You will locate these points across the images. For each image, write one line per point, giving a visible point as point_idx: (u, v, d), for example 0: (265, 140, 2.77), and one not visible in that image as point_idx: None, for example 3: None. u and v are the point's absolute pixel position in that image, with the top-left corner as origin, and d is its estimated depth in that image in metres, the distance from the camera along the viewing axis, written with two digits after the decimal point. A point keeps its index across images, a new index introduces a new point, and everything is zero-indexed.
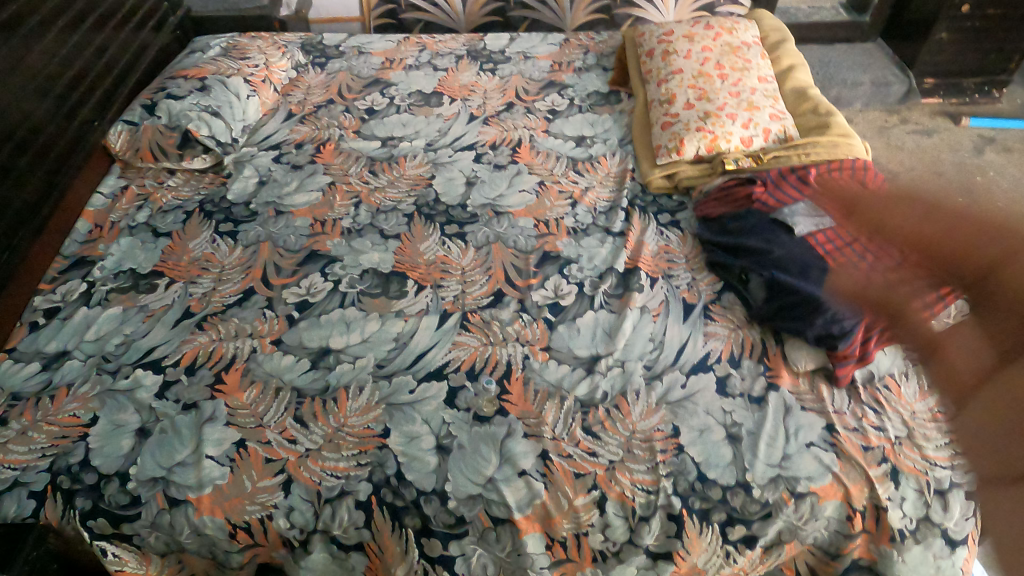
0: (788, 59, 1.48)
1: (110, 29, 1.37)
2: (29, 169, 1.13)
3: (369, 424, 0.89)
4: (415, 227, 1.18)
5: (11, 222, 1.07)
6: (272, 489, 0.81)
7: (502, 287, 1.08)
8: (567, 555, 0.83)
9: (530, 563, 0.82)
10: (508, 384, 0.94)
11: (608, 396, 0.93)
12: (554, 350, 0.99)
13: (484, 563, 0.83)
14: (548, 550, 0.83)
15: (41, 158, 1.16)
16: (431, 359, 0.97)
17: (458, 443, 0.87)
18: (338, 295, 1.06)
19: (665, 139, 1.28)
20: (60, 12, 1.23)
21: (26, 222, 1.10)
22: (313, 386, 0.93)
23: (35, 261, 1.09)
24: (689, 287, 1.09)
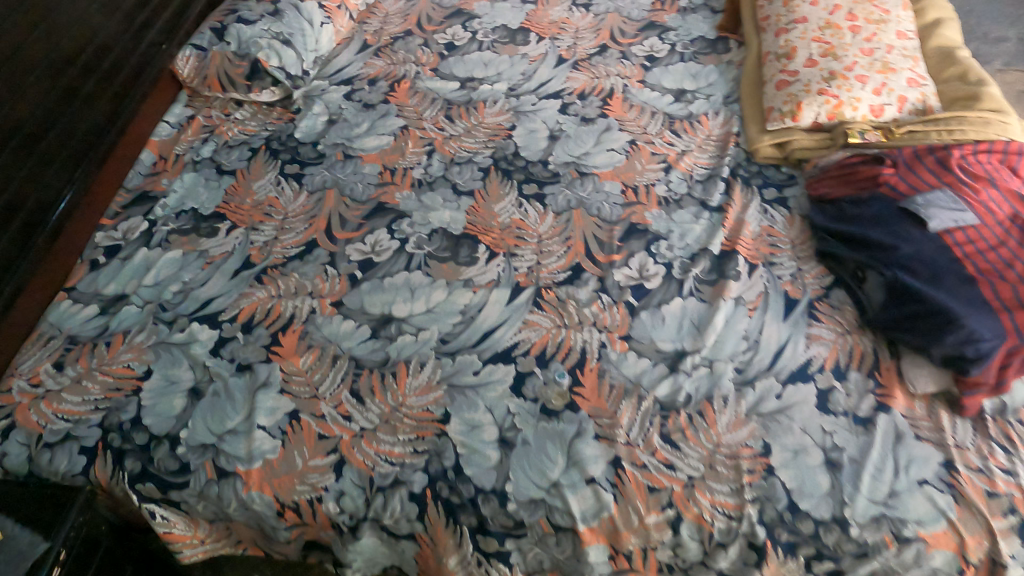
0: (934, 13, 1.27)
1: None
2: (96, 93, 1.08)
3: (428, 406, 0.82)
4: (490, 183, 1.09)
5: (76, 150, 1.03)
6: (324, 470, 0.77)
7: (581, 262, 0.98)
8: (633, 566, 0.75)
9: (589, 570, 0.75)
10: (580, 376, 0.85)
11: (691, 400, 0.83)
12: (634, 341, 0.89)
13: (540, 560, 0.77)
14: (611, 560, 0.75)
15: (108, 81, 1.10)
16: (499, 339, 0.89)
17: (522, 437, 0.80)
18: (404, 256, 0.99)
19: (779, 101, 1.12)
20: None
21: (92, 150, 1.05)
22: (372, 358, 0.87)
23: (97, 191, 1.05)
24: (794, 279, 0.96)
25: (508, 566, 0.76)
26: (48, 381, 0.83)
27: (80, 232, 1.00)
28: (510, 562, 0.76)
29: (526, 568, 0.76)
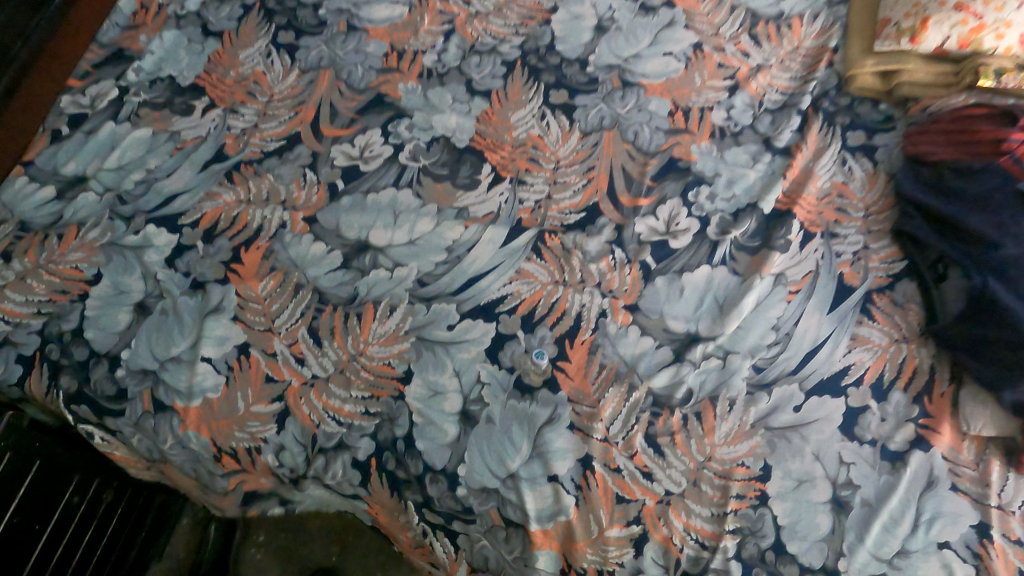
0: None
1: None
2: None
3: (389, 360, 0.73)
4: (512, 83, 0.90)
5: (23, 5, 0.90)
6: (266, 419, 0.71)
7: (600, 202, 0.82)
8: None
9: None
10: (566, 350, 0.73)
11: (691, 398, 0.71)
12: (640, 314, 0.75)
13: (487, 555, 0.70)
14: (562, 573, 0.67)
15: None
16: (484, 289, 0.76)
17: (487, 414, 0.70)
18: (396, 167, 0.84)
19: (900, 13, 0.86)
20: None
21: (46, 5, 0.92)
22: (337, 292, 0.77)
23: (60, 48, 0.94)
24: (855, 260, 0.78)
25: (454, 546, 0.70)
26: None
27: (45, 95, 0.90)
28: (457, 543, 0.70)
29: (471, 559, 0.70)
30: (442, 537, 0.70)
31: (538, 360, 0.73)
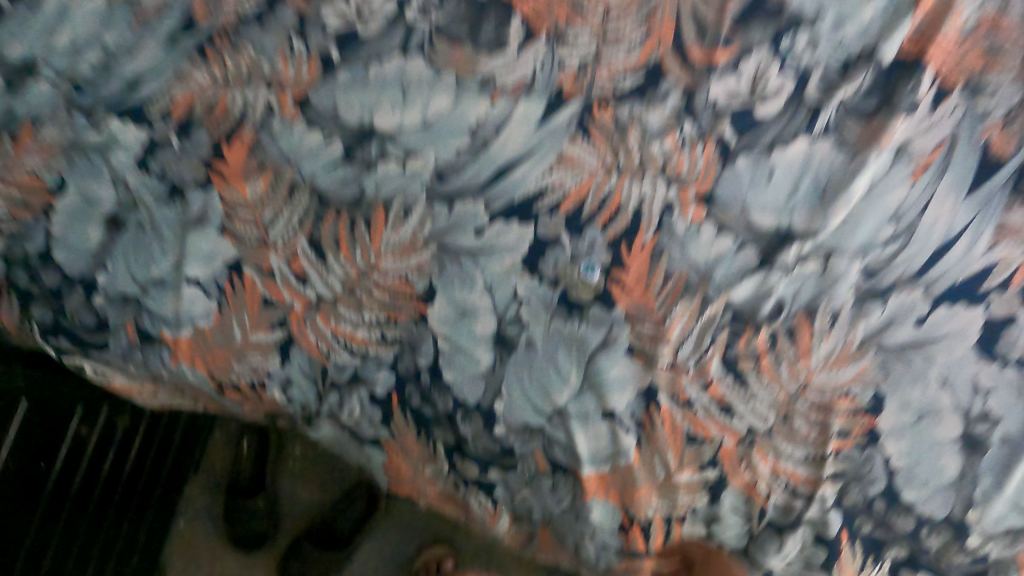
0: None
1: None
2: None
3: (407, 275, 0.61)
4: None
5: None
6: (268, 350, 0.63)
7: (665, 57, 0.60)
8: (646, 549, 0.60)
9: (590, 531, 0.61)
10: (623, 258, 0.58)
11: (783, 312, 0.57)
12: (717, 207, 0.59)
13: (530, 506, 0.64)
14: (621, 530, 0.60)
15: None
16: (519, 182, 0.60)
17: (527, 337, 0.59)
18: (402, 29, 0.62)
19: None
20: None
21: None
22: (340, 193, 0.62)
23: None
24: (1008, 122, 0.56)
25: (492, 499, 0.65)
26: None
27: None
28: (494, 495, 0.65)
29: (512, 508, 0.65)
30: (476, 490, 0.65)
31: (589, 275, 0.58)
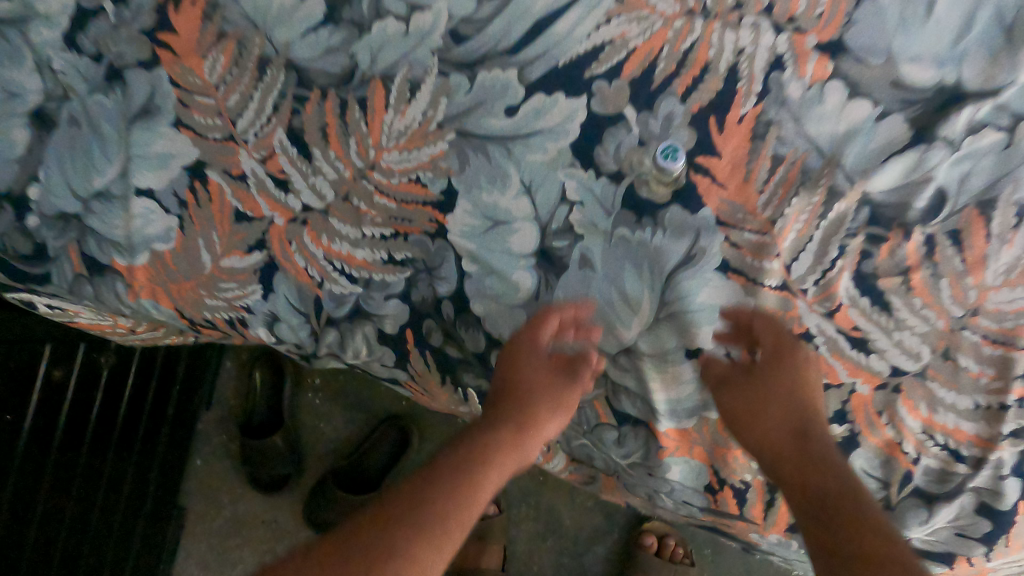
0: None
1: None
2: None
3: (416, 175, 0.45)
4: None
5: None
6: (246, 278, 0.50)
7: None
8: (740, 511, 0.50)
9: (666, 487, 0.51)
10: (713, 143, 0.42)
11: (945, 209, 0.40)
12: (850, 62, 0.40)
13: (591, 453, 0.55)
14: (707, 491, 0.49)
15: None
16: (564, 38, 0.41)
17: (581, 251, 0.44)
18: None
19: None
20: None
21: None
22: (324, 68, 0.45)
23: None
24: None
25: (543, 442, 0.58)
26: None
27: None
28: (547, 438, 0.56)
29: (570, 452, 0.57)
30: None
31: (670, 165, 0.40)
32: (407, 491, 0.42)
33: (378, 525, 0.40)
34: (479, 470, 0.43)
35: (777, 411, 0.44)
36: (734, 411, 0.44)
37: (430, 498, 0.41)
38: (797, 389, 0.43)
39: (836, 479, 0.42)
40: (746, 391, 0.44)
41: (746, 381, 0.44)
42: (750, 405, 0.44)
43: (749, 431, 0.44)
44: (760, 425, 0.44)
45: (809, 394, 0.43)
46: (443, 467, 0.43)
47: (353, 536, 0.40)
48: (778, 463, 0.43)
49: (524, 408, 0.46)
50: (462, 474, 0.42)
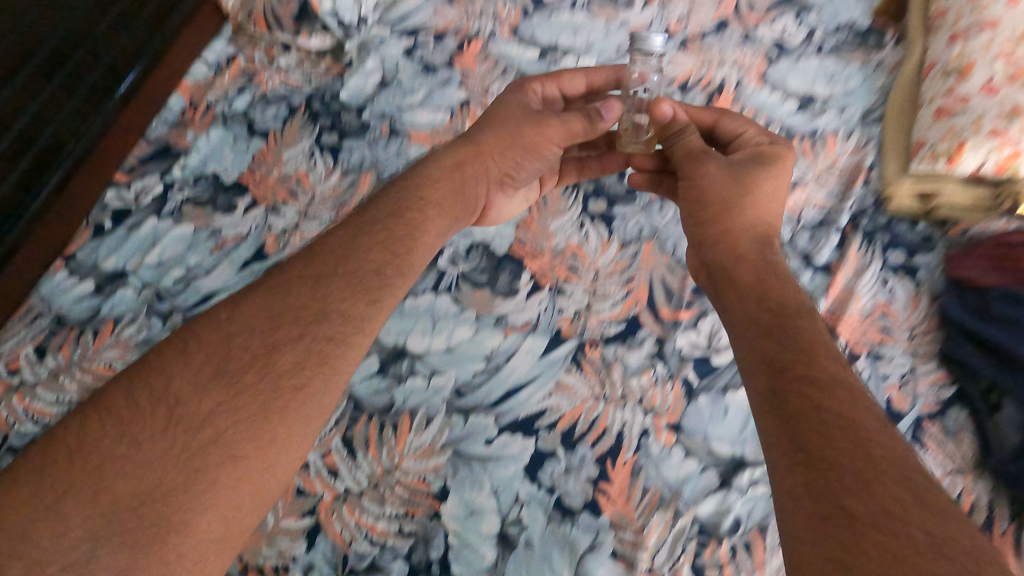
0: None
1: None
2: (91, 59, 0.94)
3: (425, 475, 0.71)
4: (552, 194, 0.92)
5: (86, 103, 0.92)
6: (296, 537, 0.68)
7: (640, 313, 0.81)
8: None
9: None
10: (710, 111, 0.76)
11: (740, 529, 0.67)
12: (685, 434, 0.73)
13: None
14: None
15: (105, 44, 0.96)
16: (524, 401, 0.75)
17: (526, 537, 0.67)
18: (434, 273, 0.85)
19: (935, 133, 0.88)
20: None
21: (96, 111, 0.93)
22: (374, 400, 0.75)
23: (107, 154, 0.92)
24: (902, 382, 0.76)
25: None
26: (26, 370, 0.75)
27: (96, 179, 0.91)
28: None
29: None
30: None
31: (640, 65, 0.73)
32: (307, 287, 0.58)
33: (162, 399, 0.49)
34: (397, 260, 0.64)
35: (743, 226, 0.63)
36: (709, 187, 0.66)
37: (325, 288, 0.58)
38: (779, 184, 0.67)
39: (785, 295, 0.56)
40: (724, 171, 0.66)
41: (727, 159, 0.68)
42: (696, 154, 0.69)
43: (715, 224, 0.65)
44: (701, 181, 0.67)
45: (775, 200, 0.66)
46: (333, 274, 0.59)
47: (263, 323, 0.55)
48: (739, 284, 0.60)
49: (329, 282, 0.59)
50: (358, 286, 0.59)
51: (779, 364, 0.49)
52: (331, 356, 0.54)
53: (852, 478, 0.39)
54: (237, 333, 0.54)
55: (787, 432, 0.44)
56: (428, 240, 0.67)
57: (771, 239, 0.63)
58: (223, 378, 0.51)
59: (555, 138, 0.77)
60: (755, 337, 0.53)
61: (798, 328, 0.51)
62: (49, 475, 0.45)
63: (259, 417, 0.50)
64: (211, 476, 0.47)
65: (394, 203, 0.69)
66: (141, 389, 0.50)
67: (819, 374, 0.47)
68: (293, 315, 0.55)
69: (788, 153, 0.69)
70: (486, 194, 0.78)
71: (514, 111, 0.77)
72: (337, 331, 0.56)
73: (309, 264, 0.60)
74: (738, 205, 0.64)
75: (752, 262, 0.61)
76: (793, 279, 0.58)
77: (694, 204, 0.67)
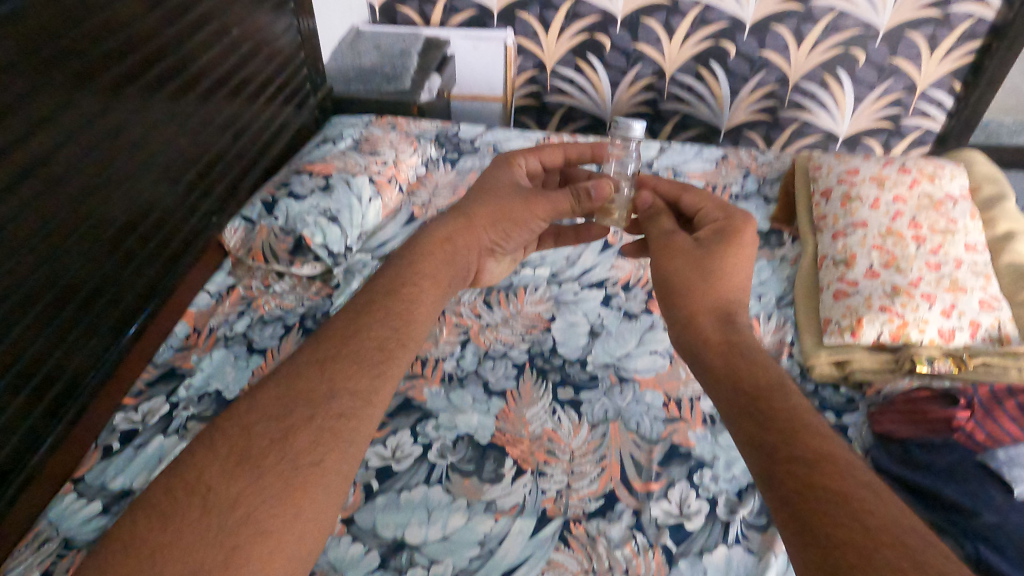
0: (989, 188, 1.33)
1: (260, 104, 1.35)
2: None
3: None
4: (524, 385, 1.04)
5: (117, 320, 1.00)
6: None
7: (616, 488, 0.89)
8: None
9: None
10: (677, 188, 0.89)
11: None
12: None
13: None
14: None
15: (147, 265, 1.06)
16: None
17: None
18: (426, 466, 0.93)
19: (837, 312, 1.06)
20: (203, 76, 1.15)
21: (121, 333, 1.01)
22: None
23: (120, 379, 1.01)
24: None
25: None
26: None
27: (107, 403, 0.99)
28: None
29: None
30: None
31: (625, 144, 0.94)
32: (316, 371, 0.65)
33: (196, 489, 0.55)
34: (401, 340, 0.71)
35: (708, 310, 0.69)
36: (678, 270, 0.75)
37: (334, 368, 0.66)
38: (741, 258, 0.74)
39: (756, 375, 0.60)
40: (693, 255, 0.75)
41: (693, 240, 0.78)
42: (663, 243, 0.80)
43: (680, 302, 0.72)
44: (670, 261, 0.77)
45: (739, 278, 0.73)
46: (340, 354, 0.67)
47: (284, 405, 0.62)
48: (708, 361, 0.64)
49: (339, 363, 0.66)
50: (364, 364, 0.67)
51: (769, 446, 0.53)
52: (344, 428, 0.61)
53: (860, 553, 0.43)
54: (256, 421, 0.60)
55: (793, 517, 0.48)
56: (424, 310, 0.75)
57: (733, 316, 0.69)
58: (249, 463, 0.57)
59: (542, 214, 0.91)
60: (738, 419, 0.57)
61: (772, 403, 0.57)
62: (109, 565, 0.49)
63: (290, 488, 0.55)
64: (250, 551, 0.51)
65: (391, 282, 0.77)
66: (179, 486, 0.55)
67: (808, 452, 0.51)
68: (306, 397, 0.62)
69: (748, 223, 0.77)
70: (477, 261, 0.90)
71: (506, 188, 0.91)
72: (348, 407, 0.62)
73: (315, 352, 0.67)
74: (700, 281, 0.72)
75: (717, 341, 0.66)
76: (760, 355, 0.63)
77: (663, 278, 0.76)
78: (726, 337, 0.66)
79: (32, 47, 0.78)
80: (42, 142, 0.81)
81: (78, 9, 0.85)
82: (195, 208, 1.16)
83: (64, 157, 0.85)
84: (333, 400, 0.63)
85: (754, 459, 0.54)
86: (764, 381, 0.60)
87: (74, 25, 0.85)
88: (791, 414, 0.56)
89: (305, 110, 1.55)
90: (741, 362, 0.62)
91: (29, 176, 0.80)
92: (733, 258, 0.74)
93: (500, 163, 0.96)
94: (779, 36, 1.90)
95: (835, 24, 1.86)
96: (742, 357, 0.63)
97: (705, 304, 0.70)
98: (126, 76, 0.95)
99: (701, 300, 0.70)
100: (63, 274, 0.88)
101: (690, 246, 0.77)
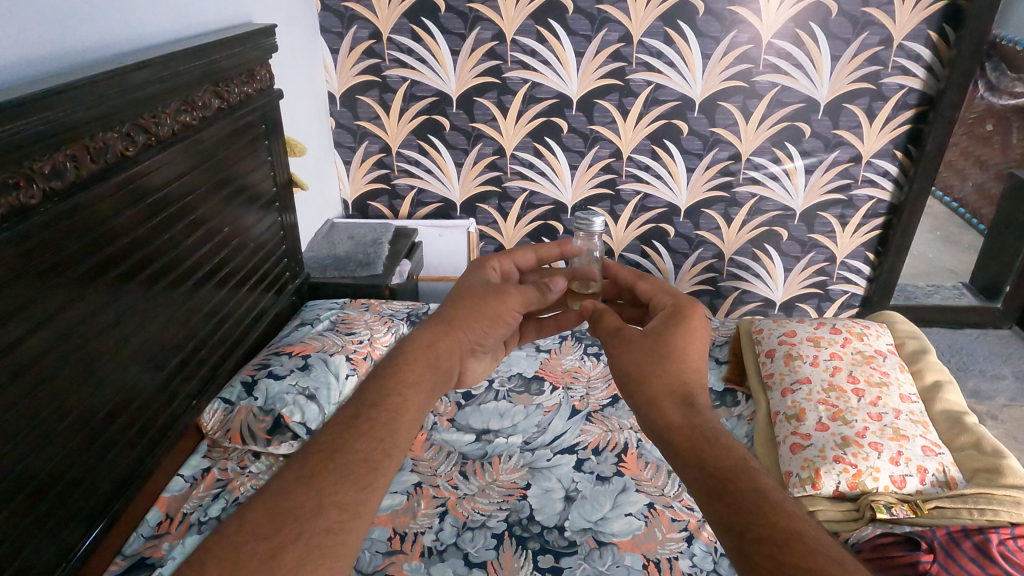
0: (912, 343, 1.47)
1: (243, 292, 1.44)
2: None
3: None
4: (504, 554, 1.04)
5: (93, 509, 0.99)
6: None
7: None
8: None
9: None
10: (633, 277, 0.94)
11: None
12: None
13: None
14: None
15: (126, 451, 1.07)
16: None
17: None
18: None
19: (796, 465, 1.13)
20: (193, 271, 1.24)
21: (95, 522, 1.00)
22: None
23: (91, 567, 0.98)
24: None
25: None
26: None
27: None
28: None
29: None
30: None
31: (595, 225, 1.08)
32: (304, 483, 0.62)
33: None
34: (386, 442, 0.68)
35: (666, 392, 0.73)
36: (634, 357, 0.78)
37: (322, 476, 0.63)
38: (689, 339, 0.77)
39: (720, 458, 0.64)
40: (642, 343, 0.79)
41: (645, 329, 0.81)
42: (613, 336, 0.83)
43: (638, 386, 0.75)
44: (625, 350, 0.80)
45: (694, 359, 0.76)
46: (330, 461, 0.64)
47: (270, 523, 0.59)
48: (674, 444, 0.67)
49: (327, 472, 0.63)
50: (352, 470, 0.64)
51: (741, 529, 0.57)
52: (333, 544, 0.59)
53: None
54: (245, 540, 0.57)
55: None
56: (410, 416, 0.72)
57: (690, 395, 0.72)
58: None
59: (516, 307, 0.91)
60: (712, 506, 0.60)
61: (739, 487, 0.60)
62: None
63: None
64: None
65: (371, 392, 0.73)
66: None
67: (778, 534, 0.55)
68: (294, 512, 0.60)
69: (696, 308, 0.81)
70: (460, 363, 0.86)
71: (479, 287, 0.91)
72: (336, 520, 0.60)
73: (302, 463, 0.64)
74: (651, 368, 0.75)
75: (680, 423, 0.69)
76: (723, 436, 0.67)
77: (622, 372, 0.78)
78: (686, 418, 0.69)
79: (45, 258, 0.86)
80: (42, 339, 0.87)
81: (92, 219, 0.94)
82: (176, 392, 1.20)
83: (59, 351, 0.90)
84: (321, 515, 0.60)
85: (726, 540, 0.57)
86: (731, 463, 0.63)
87: (86, 234, 0.93)
88: (759, 496, 0.59)
89: (283, 296, 1.65)
90: (705, 444, 0.66)
91: (20, 375, 0.83)
92: (681, 341, 0.77)
93: (472, 266, 0.97)
94: (711, 219, 2.15)
95: (758, 207, 2.12)
96: (705, 438, 0.66)
97: (659, 383, 0.74)
98: (125, 275, 1.03)
99: (657, 384, 0.74)
100: (42, 467, 0.88)
101: (639, 333, 0.80)
